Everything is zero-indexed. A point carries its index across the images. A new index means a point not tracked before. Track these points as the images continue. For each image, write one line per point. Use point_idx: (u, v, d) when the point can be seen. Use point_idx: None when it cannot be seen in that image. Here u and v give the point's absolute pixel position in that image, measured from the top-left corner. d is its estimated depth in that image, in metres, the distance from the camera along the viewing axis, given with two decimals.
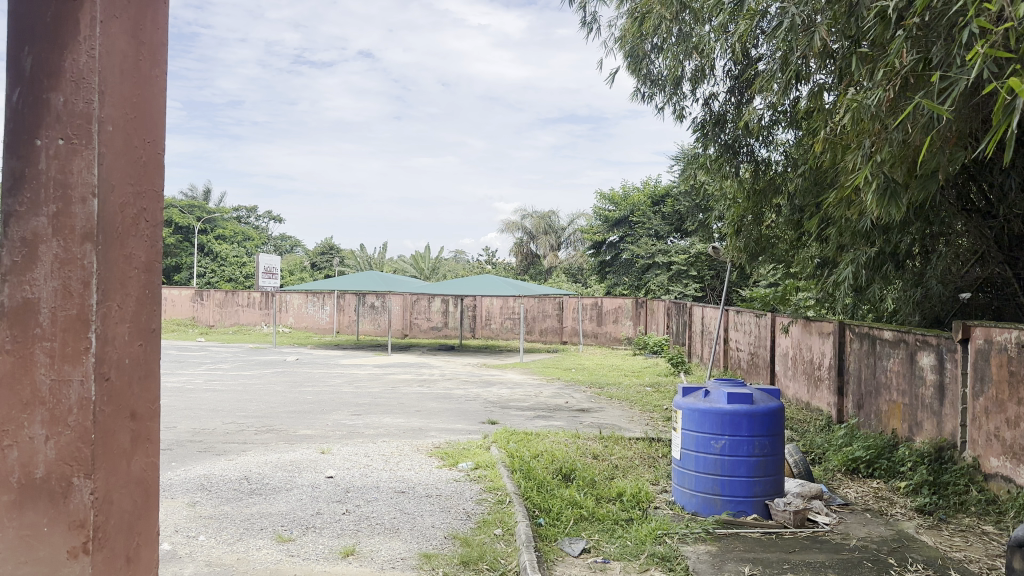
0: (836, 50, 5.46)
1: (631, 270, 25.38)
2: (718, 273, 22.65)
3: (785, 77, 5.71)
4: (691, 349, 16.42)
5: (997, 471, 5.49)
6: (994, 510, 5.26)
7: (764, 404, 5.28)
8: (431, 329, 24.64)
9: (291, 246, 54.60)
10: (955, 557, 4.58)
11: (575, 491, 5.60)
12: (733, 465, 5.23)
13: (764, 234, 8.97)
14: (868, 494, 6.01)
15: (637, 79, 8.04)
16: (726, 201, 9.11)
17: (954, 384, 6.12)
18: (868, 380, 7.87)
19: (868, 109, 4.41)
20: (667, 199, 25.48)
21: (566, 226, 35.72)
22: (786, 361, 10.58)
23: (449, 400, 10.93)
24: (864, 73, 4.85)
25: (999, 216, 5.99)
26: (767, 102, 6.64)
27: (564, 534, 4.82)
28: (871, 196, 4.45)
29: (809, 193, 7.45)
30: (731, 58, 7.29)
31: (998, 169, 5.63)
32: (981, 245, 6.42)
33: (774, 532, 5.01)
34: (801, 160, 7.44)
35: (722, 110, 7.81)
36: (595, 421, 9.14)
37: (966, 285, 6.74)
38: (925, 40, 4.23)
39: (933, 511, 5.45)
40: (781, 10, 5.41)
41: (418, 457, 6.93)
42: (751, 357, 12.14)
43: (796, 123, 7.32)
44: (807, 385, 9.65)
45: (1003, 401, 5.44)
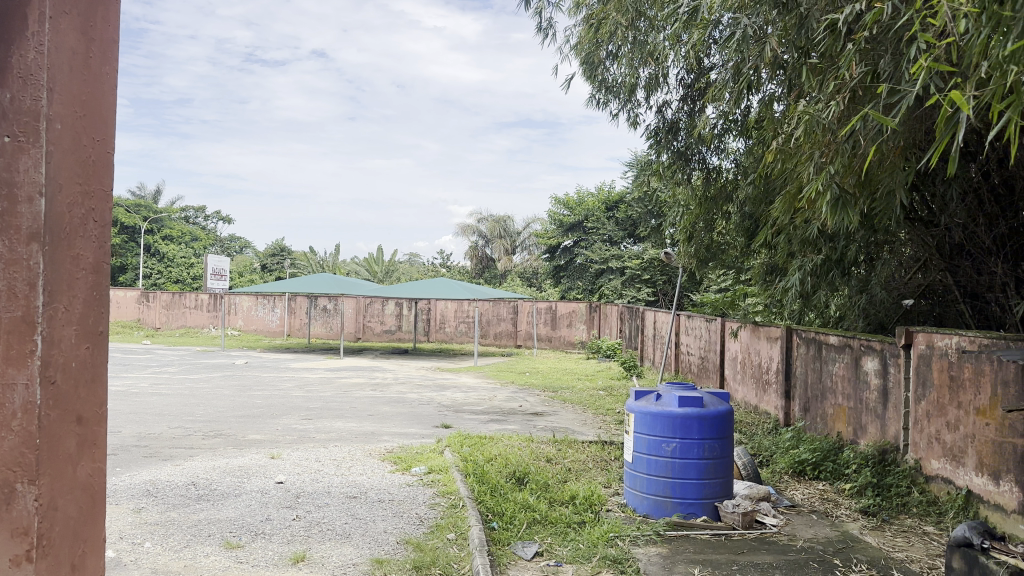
0: (785, 61, 5.57)
1: (585, 274, 25.58)
2: (670, 278, 22.92)
3: (737, 87, 5.83)
4: (644, 353, 16.60)
5: (938, 473, 5.68)
6: (934, 511, 5.46)
7: (714, 407, 5.37)
8: (384, 333, 24.42)
9: (240, 249, 53.63)
10: (897, 557, 4.73)
11: (528, 495, 5.62)
12: (683, 467, 5.31)
13: (715, 240, 9.13)
14: (813, 495, 6.16)
15: (593, 86, 8.12)
16: (679, 207, 9.26)
17: (897, 388, 6.31)
18: (814, 384, 8.06)
19: (820, 122, 4.53)
20: (620, 204, 25.71)
21: (521, 230, 35.77)
22: (734, 365, 10.78)
23: (402, 404, 10.86)
24: (814, 84, 4.98)
25: (941, 225, 6.13)
26: (718, 111, 6.77)
27: (517, 538, 4.82)
28: (826, 207, 4.55)
29: (759, 201, 7.64)
30: (684, 66, 7.38)
31: (940, 180, 5.87)
32: (924, 253, 6.52)
33: (723, 534, 5.10)
34: (751, 168, 7.62)
35: (675, 119, 7.90)
36: (548, 425, 9.18)
37: (908, 293, 6.89)
38: (873, 54, 4.38)
39: (876, 513, 5.63)
40: (733, 21, 5.55)
41: (371, 462, 6.87)
42: (701, 361, 12.34)
43: (747, 132, 7.47)
44: (755, 389, 9.86)
45: (944, 405, 5.62)
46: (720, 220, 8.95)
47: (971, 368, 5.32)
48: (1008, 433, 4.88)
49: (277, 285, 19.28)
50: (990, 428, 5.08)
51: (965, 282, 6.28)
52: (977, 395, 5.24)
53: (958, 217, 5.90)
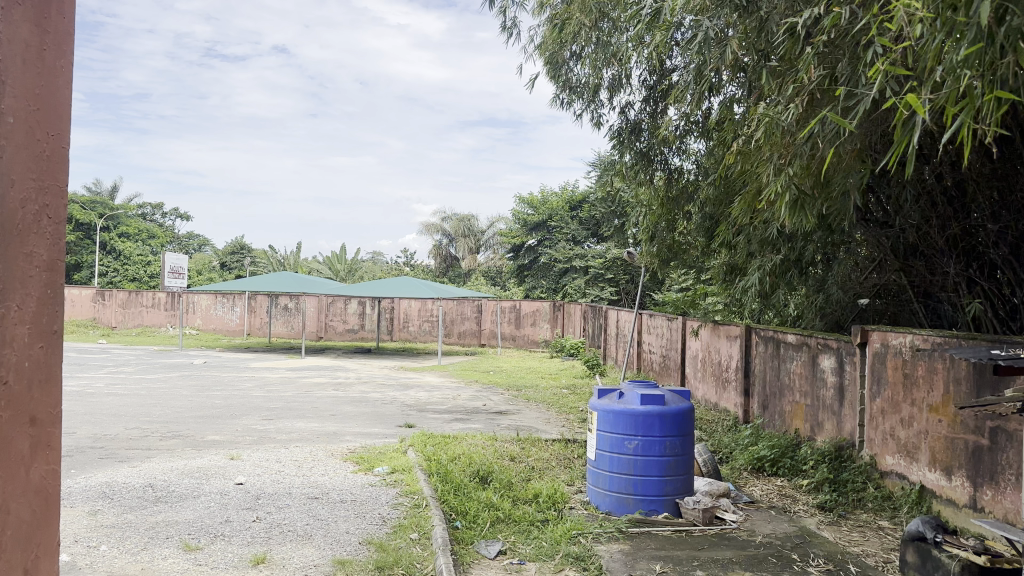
0: (746, 63, 5.64)
1: (549, 273, 25.67)
2: (633, 278, 23.11)
3: (698, 89, 5.91)
4: (607, 352, 16.73)
5: (892, 469, 5.82)
6: (889, 506, 5.60)
7: (676, 405, 5.44)
8: (347, 332, 24.23)
9: (199, 247, 52.73)
10: (853, 551, 4.84)
11: (491, 494, 5.62)
12: (645, 465, 5.37)
13: (677, 240, 9.24)
14: (772, 491, 6.28)
15: (557, 86, 8.15)
16: (641, 207, 9.36)
17: (853, 386, 6.45)
18: (773, 381, 8.20)
19: (780, 125, 4.62)
20: (584, 204, 25.85)
21: (485, 229, 35.76)
22: (695, 364, 10.92)
23: (365, 403, 10.79)
24: (774, 87, 5.08)
25: (895, 226, 6.29)
26: (680, 113, 6.85)
27: (481, 537, 4.83)
28: (784, 208, 4.64)
29: (720, 201, 7.75)
30: (647, 68, 7.44)
31: (895, 182, 6.04)
32: (878, 254, 6.60)
33: (684, 530, 5.16)
34: (712, 169, 7.72)
35: (638, 120, 7.96)
36: (512, 424, 9.20)
37: (864, 292, 7.05)
38: (831, 58, 4.47)
39: (833, 508, 5.75)
40: (695, 24, 5.63)
41: (333, 462, 6.81)
42: (663, 360, 12.47)
43: (708, 133, 7.56)
44: (715, 387, 10.00)
45: (898, 402, 5.77)
46: (682, 220, 9.06)
47: (924, 366, 5.46)
48: (960, 429, 5.02)
49: (237, 284, 19.00)
50: (943, 424, 5.21)
51: (918, 282, 6.39)
52: (930, 392, 5.38)
53: (912, 218, 6.05)
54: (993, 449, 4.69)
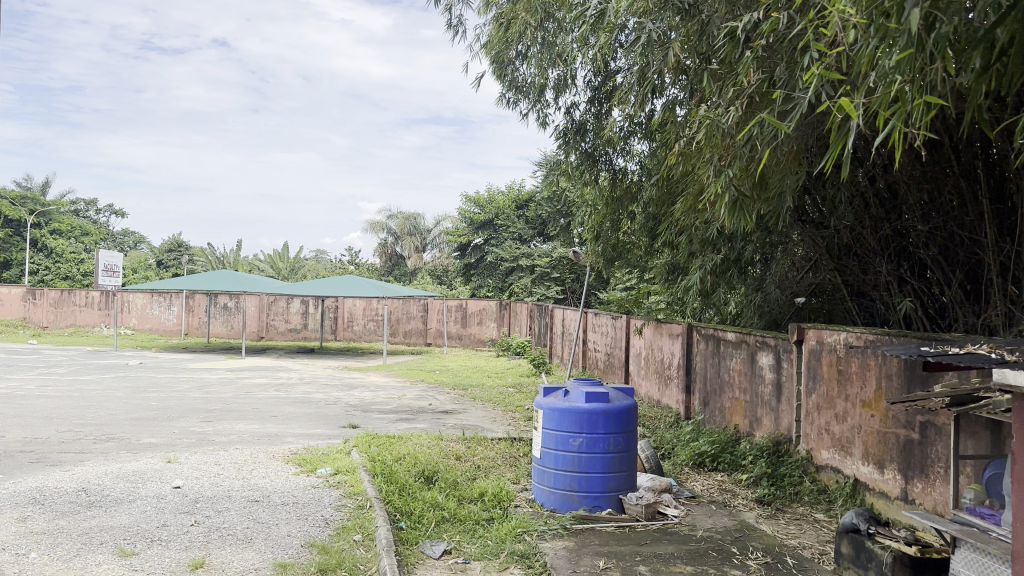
0: (688, 66, 5.73)
1: (495, 272, 25.69)
2: (578, 276, 23.29)
3: (641, 90, 5.99)
4: (553, 350, 16.82)
5: (828, 463, 5.99)
6: (824, 499, 5.77)
7: (620, 402, 5.50)
8: (289, 332, 23.82)
9: (135, 244, 51.17)
10: (790, 544, 4.97)
11: (436, 493, 5.60)
12: (590, 462, 5.41)
13: (621, 240, 9.34)
14: (712, 486, 6.40)
15: (503, 85, 8.15)
16: (586, 206, 9.44)
17: (790, 382, 6.62)
18: (713, 378, 8.36)
19: (720, 126, 4.71)
20: (530, 203, 25.92)
21: (431, 227, 35.59)
22: (639, 361, 11.06)
23: (308, 403, 10.63)
24: (714, 90, 5.17)
25: (830, 226, 6.47)
26: (624, 114, 6.93)
27: (425, 537, 4.80)
28: (725, 209, 4.73)
29: (663, 202, 7.86)
30: (591, 69, 7.49)
31: (830, 184, 6.22)
32: (814, 254, 6.80)
33: (627, 526, 5.23)
34: (655, 170, 7.83)
35: (583, 120, 8.01)
36: (457, 423, 9.18)
37: (800, 291, 7.23)
38: (769, 62, 4.58)
39: (771, 501, 5.89)
40: (638, 26, 5.71)
41: (275, 464, 6.69)
42: (608, 358, 12.61)
43: (651, 135, 7.66)
44: (658, 384, 10.15)
45: (833, 398, 5.94)
46: (626, 220, 9.16)
47: (857, 363, 5.63)
48: (892, 423, 5.19)
49: (176, 283, 18.51)
50: (876, 419, 5.38)
51: (852, 281, 6.58)
52: (863, 388, 5.55)
53: (846, 219, 6.23)
54: (923, 443, 4.86)
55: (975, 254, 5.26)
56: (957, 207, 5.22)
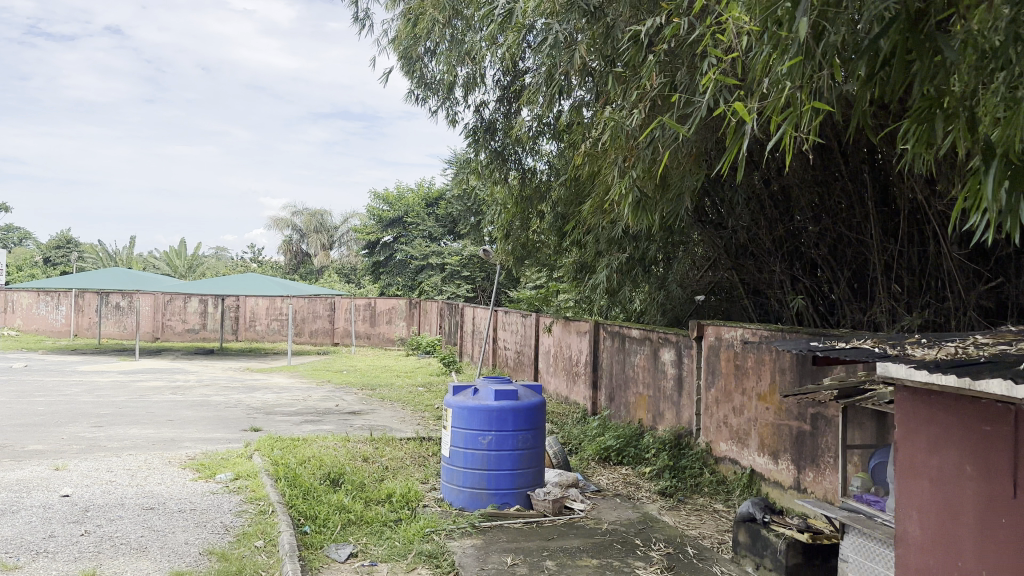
0: (594, 69, 5.81)
1: (404, 270, 25.45)
2: (488, 275, 23.34)
3: (549, 91, 6.05)
4: (463, 349, 16.81)
5: (726, 454, 6.22)
6: (723, 490, 5.99)
7: (528, 399, 5.56)
8: (188, 332, 22.90)
9: (17, 240, 48.04)
10: (691, 534, 5.14)
11: (342, 496, 5.49)
12: (499, 459, 5.43)
13: (530, 239, 9.43)
14: (617, 480, 6.54)
15: (411, 81, 8.07)
16: (496, 205, 9.48)
17: (690, 377, 6.84)
18: (618, 374, 8.55)
19: (624, 128, 4.82)
20: (440, 201, 25.73)
21: (338, 225, 34.94)
22: (547, 359, 11.19)
23: (207, 407, 10.24)
24: (619, 92, 5.28)
25: (728, 227, 6.71)
26: (532, 114, 6.99)
27: (331, 540, 4.70)
28: (629, 208, 4.82)
29: (570, 202, 7.97)
30: (500, 68, 7.52)
31: (728, 186, 6.46)
32: (713, 253, 7.05)
33: (534, 522, 5.28)
34: (563, 170, 7.93)
35: (492, 119, 8.03)
36: (364, 423, 9.05)
37: (700, 289, 7.48)
38: (671, 66, 4.70)
39: (672, 493, 6.07)
40: (545, 27, 5.77)
41: (171, 470, 6.41)
42: (517, 355, 12.70)
43: (559, 135, 7.75)
44: (566, 381, 10.30)
45: (731, 392, 6.17)
46: (534, 219, 9.23)
47: (753, 358, 5.86)
48: (785, 415, 5.43)
49: (63, 281, 17.48)
50: (770, 411, 5.62)
51: (748, 279, 6.85)
52: (758, 382, 5.78)
53: (743, 220, 6.48)
54: (814, 433, 5.11)
55: (860, 254, 5.54)
56: (844, 209, 5.49)
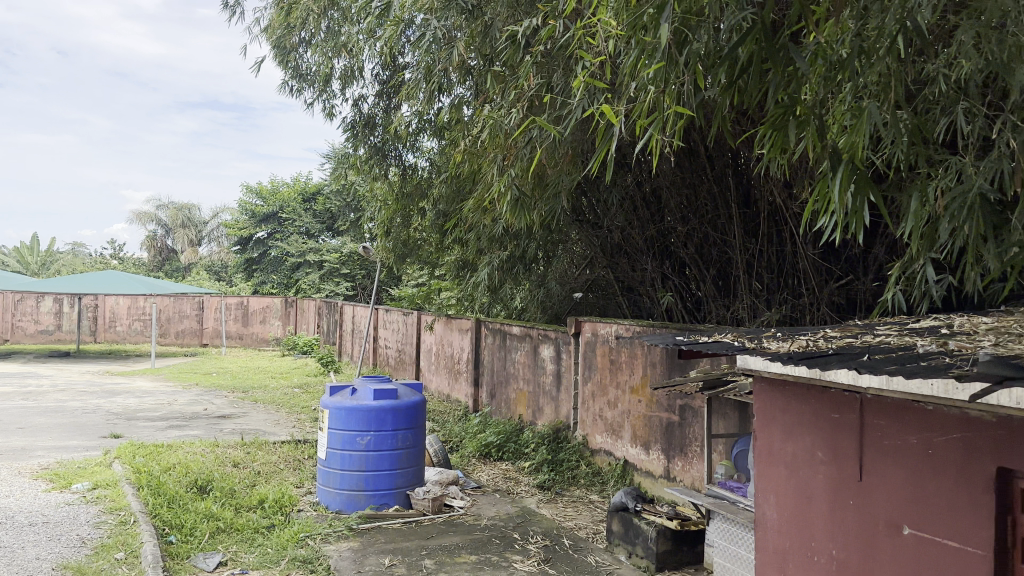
0: (473, 67, 5.81)
1: (280, 268, 24.62)
2: (368, 273, 22.95)
3: (428, 87, 6.01)
4: (342, 348, 16.46)
5: (601, 446, 6.40)
6: (598, 481, 6.17)
7: (407, 398, 5.52)
8: (39, 334, 21.23)
9: None
10: (567, 526, 5.25)
11: (211, 503, 5.24)
12: (377, 459, 5.35)
13: (411, 236, 9.35)
14: (497, 475, 6.60)
15: (286, 72, 7.81)
16: (375, 201, 9.33)
17: (568, 372, 6.99)
18: (499, 370, 8.63)
19: (503, 127, 4.85)
20: (318, 196, 24.89)
21: (209, 220, 33.37)
22: (429, 357, 11.14)
23: (61, 413, 9.53)
24: (497, 91, 5.31)
25: (604, 226, 6.90)
26: (412, 110, 6.92)
27: (198, 550, 4.48)
28: (507, 206, 4.86)
29: (451, 199, 7.95)
30: (379, 62, 7.39)
31: (603, 187, 6.64)
32: (591, 252, 7.23)
33: (412, 521, 5.23)
34: (443, 167, 7.90)
35: (371, 113, 7.89)
36: (237, 427, 8.69)
37: (578, 287, 7.66)
38: (547, 68, 4.78)
39: (550, 486, 6.19)
40: (424, 22, 5.72)
41: (19, 482, 5.92)
42: (398, 354, 12.56)
43: (439, 132, 7.71)
44: (447, 378, 10.29)
45: (606, 386, 6.34)
46: (415, 216, 9.15)
47: (626, 352, 6.05)
48: (656, 407, 5.64)
49: None
50: (642, 404, 5.82)
51: (622, 277, 7.06)
52: (631, 375, 5.97)
53: (618, 220, 6.68)
54: (682, 424, 5.33)
55: (724, 254, 5.82)
56: (710, 211, 5.76)
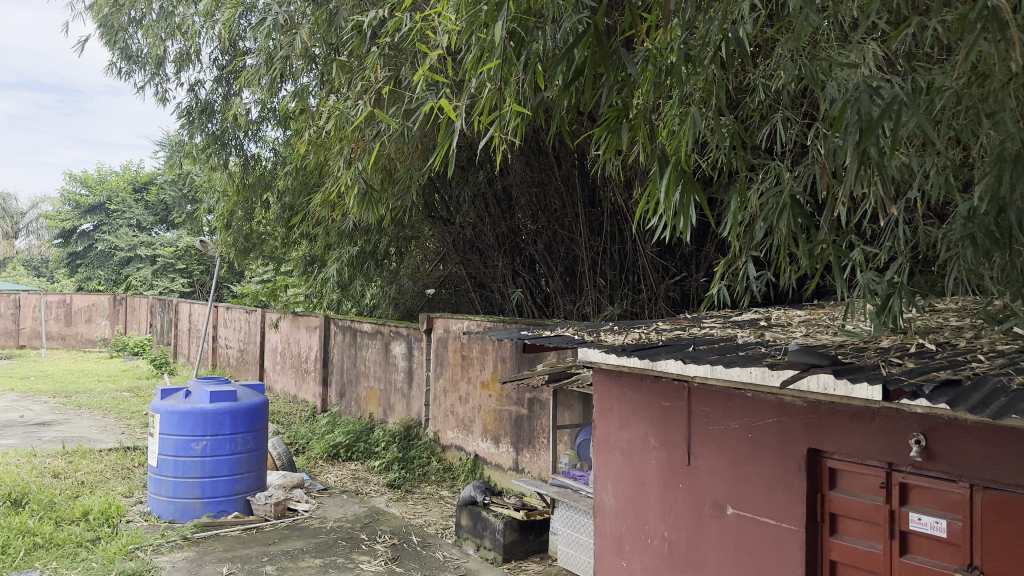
0: (318, 56, 5.65)
1: (109, 263, 22.87)
2: (209, 269, 21.77)
3: (270, 74, 5.77)
4: (179, 348, 15.53)
5: (452, 442, 6.41)
6: (449, 477, 6.19)
7: (248, 400, 5.29)
8: None
9: None
10: (416, 523, 5.22)
11: (25, 518, 4.79)
12: (215, 465, 5.10)
13: (254, 230, 8.96)
14: (345, 476, 6.47)
15: (112, 51, 7.25)
16: (215, 193, 8.87)
17: (419, 368, 6.95)
18: (349, 368, 8.45)
19: (348, 118, 4.74)
20: (151, 186, 23.19)
21: (25, 210, 30.45)
22: (274, 356, 10.72)
23: None
24: (343, 81, 5.18)
25: (456, 222, 6.89)
26: (253, 98, 6.63)
27: (10, 569, 4.08)
28: (354, 200, 4.75)
29: (297, 192, 7.69)
30: (218, 46, 7.02)
31: (455, 183, 6.63)
32: (443, 248, 7.21)
33: (254, 527, 5.02)
34: (288, 159, 7.62)
35: (209, 100, 7.48)
36: (57, 435, 7.99)
37: (431, 283, 7.62)
38: (394, 61, 4.72)
39: (400, 484, 6.15)
40: (266, 7, 5.49)
41: None
42: (240, 354, 12.01)
43: (284, 123, 7.43)
44: (294, 378, 9.95)
45: (457, 381, 6.36)
46: (259, 210, 8.76)
47: (477, 348, 6.09)
48: (506, 401, 5.72)
49: None
50: (492, 398, 5.88)
51: (474, 273, 7.07)
52: (482, 370, 6.02)
53: (470, 217, 6.70)
54: (531, 417, 5.44)
55: (570, 251, 5.96)
56: (558, 209, 5.91)
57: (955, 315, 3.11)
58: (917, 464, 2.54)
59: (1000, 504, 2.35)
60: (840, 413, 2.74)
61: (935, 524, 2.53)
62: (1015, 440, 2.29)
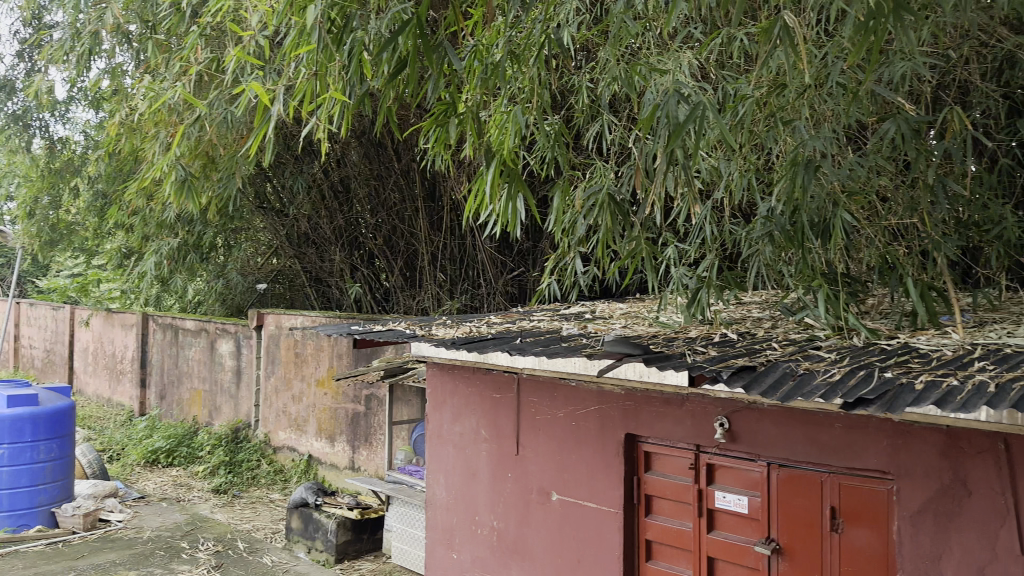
0: (134, 33, 5.26)
1: None
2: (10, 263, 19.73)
3: (77, 50, 5.30)
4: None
5: (283, 443, 6.19)
6: (280, 479, 5.99)
7: (52, 404, 4.84)
8: None
9: None
10: (243, 528, 4.99)
11: None
12: (12, 476, 4.62)
13: (61, 220, 8.21)
14: (165, 483, 6.08)
15: None
16: (14, 178, 8.03)
17: (249, 367, 6.65)
18: (171, 369, 7.95)
19: (166, 101, 4.44)
20: None
21: None
22: (85, 357, 9.89)
23: None
24: (161, 62, 4.85)
25: (290, 214, 6.58)
26: (59, 75, 6.06)
27: None
28: (173, 189, 4.46)
29: (111, 180, 7.12)
30: (16, 16, 6.36)
31: (288, 173, 6.36)
32: (276, 241, 6.89)
33: (59, 542, 4.61)
34: (101, 143, 7.04)
35: (7, 75, 6.77)
36: None
37: (262, 277, 7.30)
38: (218, 42, 4.47)
39: (227, 489, 5.87)
40: None
41: None
42: (46, 355, 10.97)
43: (96, 104, 6.86)
44: (108, 380, 9.23)
45: (289, 380, 6.14)
46: (68, 198, 8.04)
47: (311, 345, 5.90)
48: (341, 399, 5.58)
49: None
50: (326, 396, 5.72)
51: (310, 267, 6.76)
52: (316, 368, 5.84)
53: (304, 208, 6.42)
54: (366, 414, 5.35)
55: (411, 246, 5.90)
56: (397, 202, 5.83)
57: (758, 306, 3.36)
58: (722, 446, 2.73)
59: (794, 481, 2.59)
60: (655, 400, 2.89)
61: (737, 502, 2.72)
62: (805, 421, 2.52)
